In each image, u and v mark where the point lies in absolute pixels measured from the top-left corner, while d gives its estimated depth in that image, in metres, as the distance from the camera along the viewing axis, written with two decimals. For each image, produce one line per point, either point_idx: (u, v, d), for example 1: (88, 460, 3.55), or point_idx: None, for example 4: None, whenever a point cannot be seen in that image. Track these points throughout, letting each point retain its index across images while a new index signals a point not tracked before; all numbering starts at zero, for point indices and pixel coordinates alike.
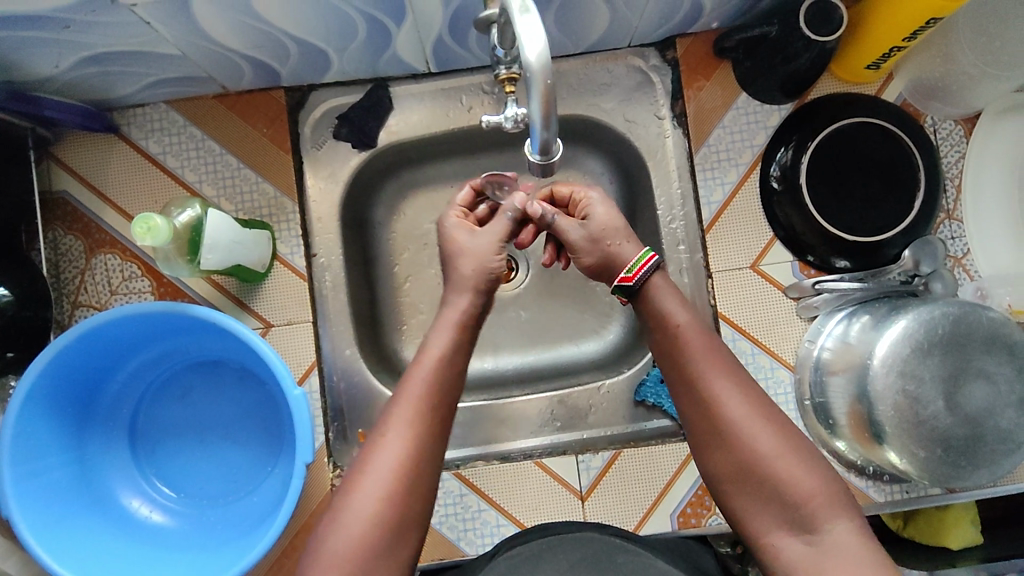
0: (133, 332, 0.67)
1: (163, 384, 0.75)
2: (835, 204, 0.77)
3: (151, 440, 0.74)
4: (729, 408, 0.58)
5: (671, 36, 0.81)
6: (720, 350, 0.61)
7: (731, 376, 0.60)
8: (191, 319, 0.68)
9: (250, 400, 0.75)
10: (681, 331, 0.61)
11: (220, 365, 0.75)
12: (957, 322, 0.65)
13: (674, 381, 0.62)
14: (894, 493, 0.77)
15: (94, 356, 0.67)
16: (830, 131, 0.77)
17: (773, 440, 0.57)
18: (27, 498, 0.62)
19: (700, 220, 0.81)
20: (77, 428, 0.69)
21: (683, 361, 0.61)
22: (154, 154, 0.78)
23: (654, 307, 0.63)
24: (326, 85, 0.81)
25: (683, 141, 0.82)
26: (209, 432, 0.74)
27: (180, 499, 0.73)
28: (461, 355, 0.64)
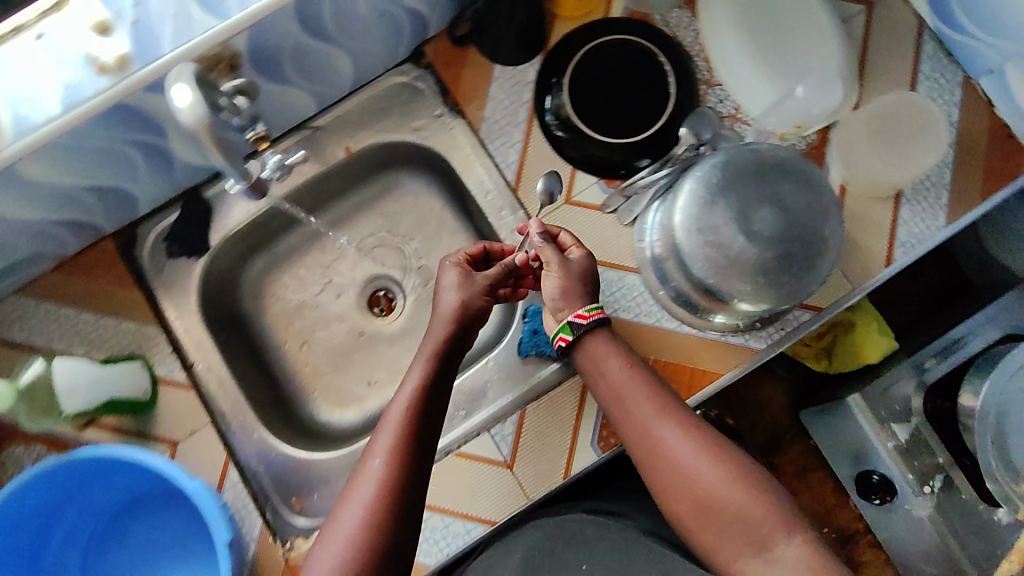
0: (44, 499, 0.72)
1: (101, 533, 0.79)
2: (607, 125, 0.87)
3: None
4: (677, 447, 0.67)
5: (417, 45, 0.89)
6: (661, 397, 0.70)
7: (676, 420, 0.69)
8: (83, 474, 0.72)
9: (182, 516, 0.79)
10: (625, 379, 0.71)
11: (145, 497, 0.79)
12: (725, 167, 0.74)
13: (627, 436, 0.70)
14: (772, 335, 0.83)
15: (15, 536, 0.72)
16: (574, 66, 0.88)
17: (721, 475, 0.65)
18: None
19: (509, 183, 0.88)
20: None
21: (632, 411, 0.70)
22: (19, 339, 0.83)
23: (588, 362, 0.74)
24: (147, 216, 0.87)
25: (467, 126, 0.90)
26: (152, 566, 0.78)
27: None
28: (434, 389, 0.69)
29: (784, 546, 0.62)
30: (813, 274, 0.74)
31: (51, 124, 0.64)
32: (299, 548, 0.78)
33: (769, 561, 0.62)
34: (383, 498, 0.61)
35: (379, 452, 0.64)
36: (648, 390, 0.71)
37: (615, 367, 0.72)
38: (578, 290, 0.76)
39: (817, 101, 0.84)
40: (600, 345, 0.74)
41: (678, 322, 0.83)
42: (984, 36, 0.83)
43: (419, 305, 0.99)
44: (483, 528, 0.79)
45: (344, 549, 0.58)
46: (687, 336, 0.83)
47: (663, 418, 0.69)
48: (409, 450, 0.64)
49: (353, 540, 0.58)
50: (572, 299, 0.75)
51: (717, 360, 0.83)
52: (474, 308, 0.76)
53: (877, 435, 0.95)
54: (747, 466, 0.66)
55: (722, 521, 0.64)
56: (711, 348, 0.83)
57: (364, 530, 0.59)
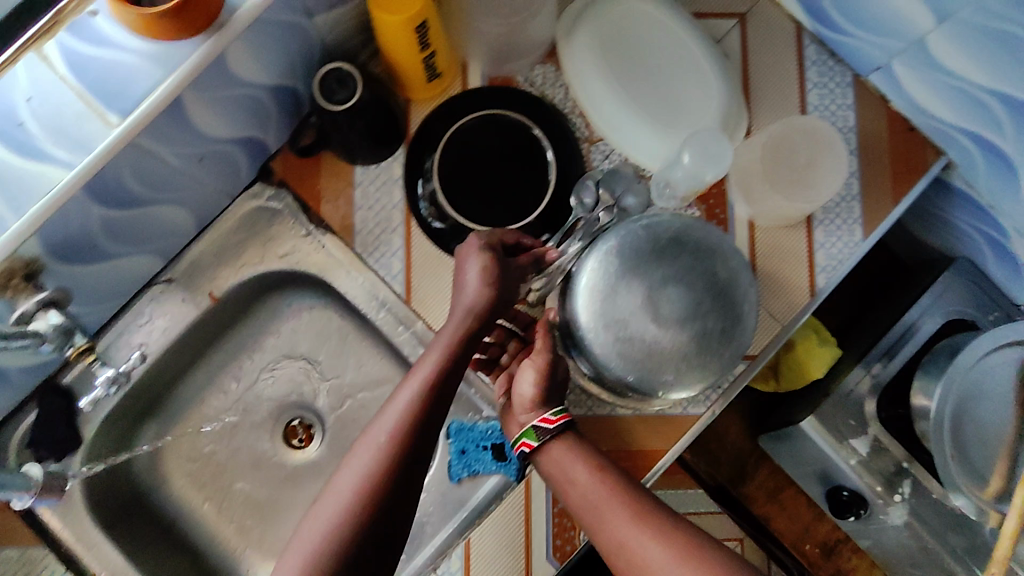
0: None
1: None
2: (488, 212, 0.78)
3: None
4: (655, 559, 0.60)
5: (263, 164, 0.80)
6: (635, 504, 0.64)
7: (652, 529, 0.62)
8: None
9: None
10: (592, 487, 0.66)
11: None
12: (620, 250, 0.67)
13: (604, 550, 0.64)
14: (712, 397, 0.78)
15: None
16: (443, 147, 0.79)
17: None
18: None
19: (399, 295, 0.80)
20: None
21: (605, 523, 0.64)
22: None
23: (555, 472, 0.69)
24: (3, 422, 0.78)
25: (338, 241, 0.81)
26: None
27: None
28: (444, 386, 0.63)
29: None
30: (735, 343, 0.68)
31: None
32: None
33: None
34: (356, 503, 0.58)
35: (379, 439, 0.61)
36: (619, 496, 0.65)
37: (583, 474, 0.67)
38: (553, 392, 0.72)
39: (702, 164, 0.73)
40: (565, 450, 0.69)
41: (613, 406, 0.78)
42: (859, 32, 0.77)
43: (340, 430, 0.89)
44: None
45: (311, 547, 0.56)
46: (624, 418, 0.78)
47: (637, 527, 0.62)
48: (395, 465, 0.59)
49: (320, 541, 0.56)
50: (547, 399, 0.71)
51: (660, 435, 0.78)
52: (494, 304, 0.67)
53: (839, 454, 0.90)
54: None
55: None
56: (650, 424, 0.78)
57: (329, 534, 0.56)
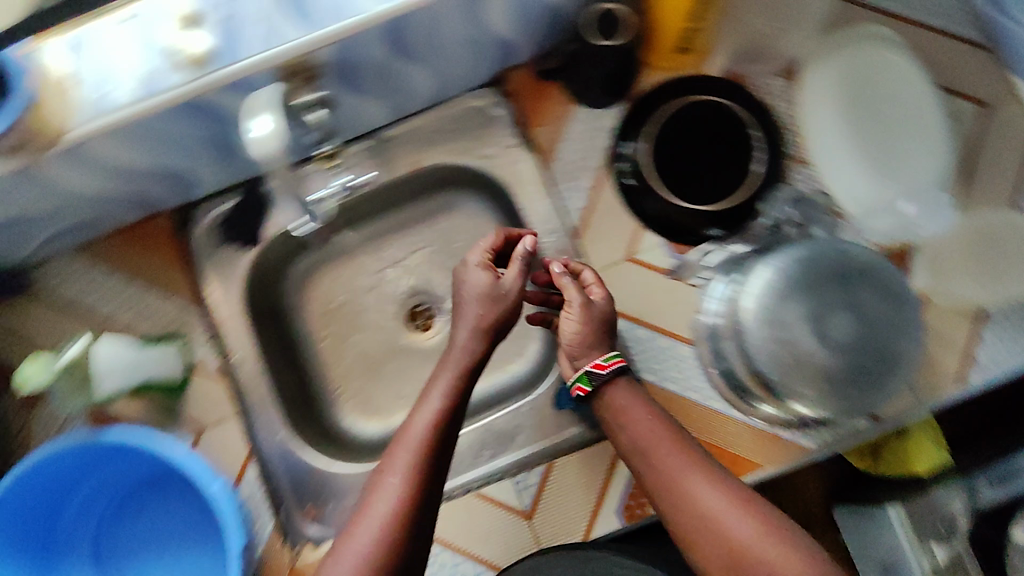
0: (65, 471, 0.73)
1: (118, 508, 0.80)
2: (681, 187, 0.83)
3: (115, 559, 0.80)
4: (706, 500, 0.59)
5: (500, 72, 0.87)
6: (687, 447, 0.63)
7: (705, 470, 0.61)
8: (57, 474, 0.72)
9: (198, 505, 0.80)
10: (651, 429, 0.64)
11: (165, 481, 0.80)
12: (808, 261, 0.69)
13: (653, 491, 0.62)
14: (823, 436, 0.79)
15: (40, 498, 0.72)
16: (664, 118, 0.84)
17: (753, 529, 0.57)
18: None
19: (572, 227, 0.85)
20: (42, 560, 0.76)
21: (658, 464, 0.63)
22: (74, 297, 0.87)
23: (610, 413, 0.67)
24: (207, 198, 0.88)
25: (536, 162, 0.86)
26: (169, 544, 0.80)
27: None
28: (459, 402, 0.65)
29: None
30: (878, 391, 0.70)
31: (124, 110, 0.63)
32: (305, 555, 0.81)
33: None
34: (399, 517, 0.57)
35: (400, 464, 0.60)
36: (673, 439, 0.64)
37: (640, 415, 0.66)
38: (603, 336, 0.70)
39: (927, 221, 0.80)
40: (627, 391, 0.68)
41: (726, 404, 0.79)
42: None
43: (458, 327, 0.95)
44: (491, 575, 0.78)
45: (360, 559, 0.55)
46: (733, 420, 0.79)
47: (690, 467, 0.61)
48: (423, 478, 0.60)
49: (368, 550, 0.56)
50: (595, 345, 0.69)
51: (761, 451, 0.79)
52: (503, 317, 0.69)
53: (913, 551, 0.89)
54: (778, 517, 0.59)
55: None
56: (754, 436, 0.79)
57: (376, 543, 0.56)
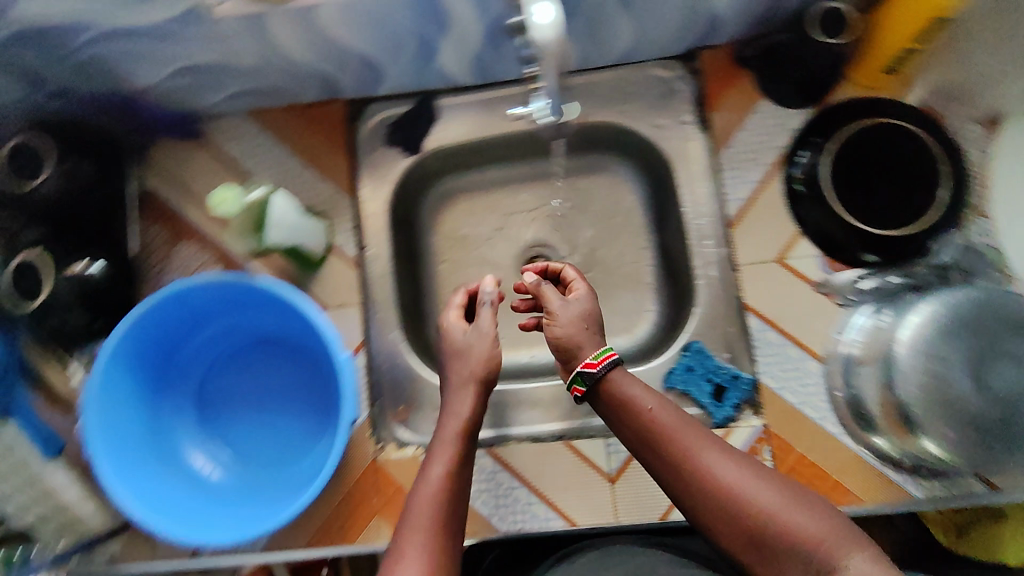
0: (204, 304, 0.78)
1: (230, 355, 0.85)
2: (851, 206, 0.80)
3: (213, 406, 0.84)
4: (721, 473, 0.56)
5: (695, 48, 0.87)
6: (694, 425, 0.61)
7: (718, 445, 0.59)
8: (196, 301, 0.77)
9: (305, 373, 0.84)
10: (657, 413, 0.61)
11: (277, 342, 0.85)
12: (981, 304, 0.70)
13: (663, 477, 0.59)
14: (935, 490, 0.74)
15: (167, 323, 0.77)
16: (846, 136, 0.81)
17: (774, 497, 0.55)
18: (113, 411, 0.73)
19: (726, 216, 0.83)
20: (155, 389, 0.80)
21: (665, 447, 0.60)
22: (233, 156, 0.91)
23: (607, 396, 0.64)
24: (381, 98, 0.91)
25: (707, 144, 0.85)
26: (269, 400, 0.84)
27: (235, 458, 0.82)
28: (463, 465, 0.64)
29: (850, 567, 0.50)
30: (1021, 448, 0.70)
31: None
32: (387, 453, 0.84)
33: None
34: None
35: (417, 545, 0.57)
36: (678, 418, 0.61)
37: (644, 399, 0.62)
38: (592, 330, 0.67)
39: None
40: (627, 377, 0.65)
41: (840, 430, 0.77)
42: None
43: None
44: (561, 523, 0.79)
45: None
46: (843, 447, 0.76)
47: (704, 443, 0.58)
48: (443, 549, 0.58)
49: None
50: (585, 345, 0.66)
51: (863, 485, 0.76)
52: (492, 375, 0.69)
53: None
54: (793, 482, 0.57)
55: (783, 558, 0.52)
56: (861, 469, 0.76)
57: None
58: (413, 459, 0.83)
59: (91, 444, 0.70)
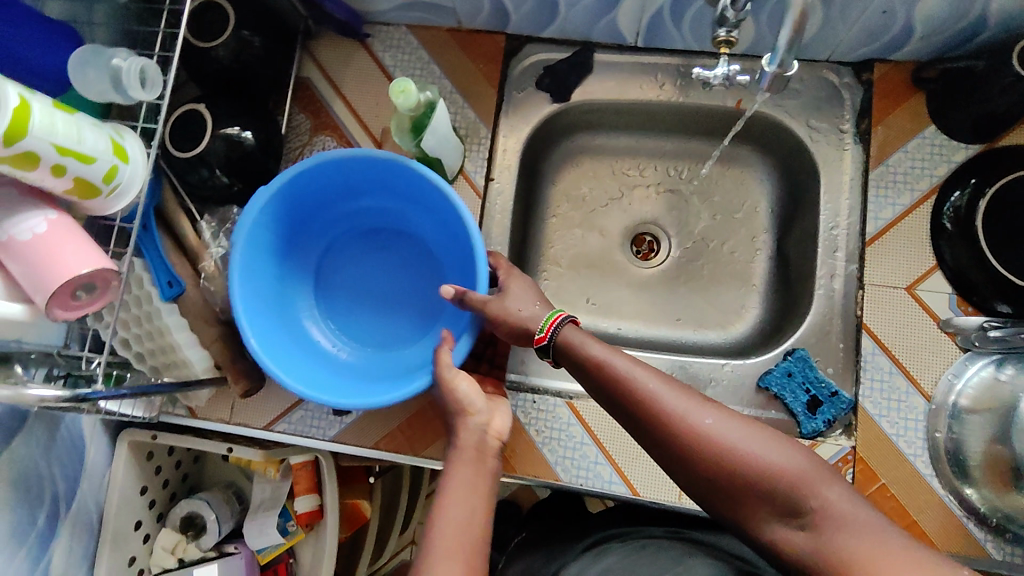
0: (356, 180, 0.82)
1: (355, 238, 0.90)
2: (1000, 249, 0.76)
3: (329, 282, 0.89)
4: (678, 416, 0.57)
5: (871, 59, 0.85)
6: (648, 371, 0.62)
7: (674, 387, 0.60)
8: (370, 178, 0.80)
9: (421, 273, 0.89)
10: (613, 363, 0.63)
11: (403, 237, 0.89)
12: None
13: (630, 423, 0.61)
14: (1015, 556, 0.71)
15: (317, 189, 0.81)
16: (1012, 178, 0.77)
17: (733, 433, 0.56)
18: (256, 254, 0.77)
19: (863, 233, 0.82)
20: (288, 247, 0.84)
21: (624, 393, 0.61)
22: (387, 65, 0.92)
23: (574, 353, 0.66)
24: (542, 40, 0.92)
25: (861, 157, 0.84)
26: (380, 291, 0.89)
27: (340, 333, 0.87)
28: (474, 491, 0.62)
29: (820, 504, 0.52)
30: None
31: None
32: None
33: (809, 525, 0.52)
34: None
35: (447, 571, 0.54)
36: (630, 364, 0.62)
37: (599, 352, 0.64)
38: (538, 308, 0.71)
39: None
40: (579, 335, 0.67)
41: (930, 472, 0.74)
42: None
43: (681, 266, 0.95)
44: (623, 490, 0.79)
45: None
46: (932, 492, 0.73)
47: (657, 387, 0.60)
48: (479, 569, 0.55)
49: None
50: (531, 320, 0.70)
51: (945, 534, 0.72)
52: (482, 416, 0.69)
53: None
54: (753, 420, 0.58)
55: (754, 499, 0.54)
56: (946, 519, 0.73)
57: None
58: None
59: (233, 272, 0.73)
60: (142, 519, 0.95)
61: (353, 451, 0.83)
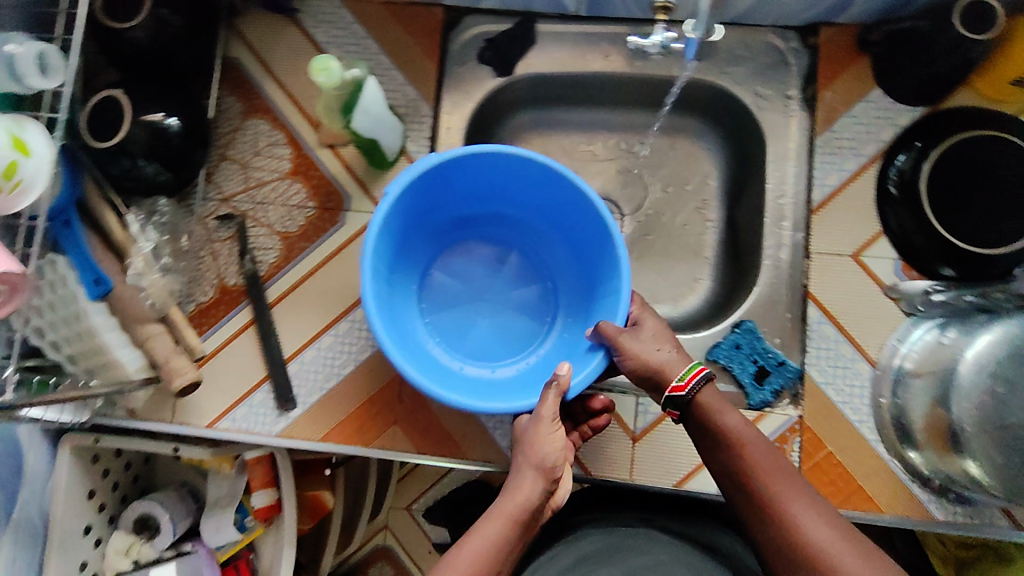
0: (523, 192, 0.80)
1: (459, 247, 0.89)
2: (945, 214, 0.77)
3: (432, 287, 0.87)
4: (807, 527, 0.57)
5: (816, 22, 0.83)
6: (785, 469, 0.61)
7: (810, 493, 0.59)
8: (525, 187, 0.79)
9: (530, 290, 0.89)
10: (749, 448, 0.63)
11: (517, 252, 0.89)
12: None
13: (748, 509, 0.61)
14: (957, 515, 0.73)
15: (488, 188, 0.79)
16: (957, 140, 0.77)
17: (863, 564, 0.54)
18: (388, 240, 0.73)
19: (809, 201, 0.81)
20: (410, 241, 0.81)
21: (754, 483, 0.61)
22: (320, 42, 0.88)
23: (708, 420, 0.66)
24: (481, 12, 0.89)
25: (807, 123, 0.82)
26: (484, 299, 0.88)
27: (444, 340, 0.85)
28: (504, 549, 0.60)
29: None
30: None
31: None
32: None
33: None
34: None
35: None
36: (772, 459, 0.62)
37: (736, 428, 0.64)
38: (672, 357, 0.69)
39: None
40: (715, 404, 0.66)
41: (876, 438, 0.75)
42: None
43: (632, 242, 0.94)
44: (575, 470, 0.78)
45: None
46: (878, 457, 0.74)
47: (791, 488, 0.60)
48: None
49: None
50: (667, 368, 0.68)
51: (889, 497, 0.74)
52: (555, 475, 0.64)
53: None
54: (883, 554, 0.56)
55: None
56: (892, 483, 0.74)
57: None
58: None
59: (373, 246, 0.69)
60: (91, 523, 0.92)
61: (302, 446, 0.78)
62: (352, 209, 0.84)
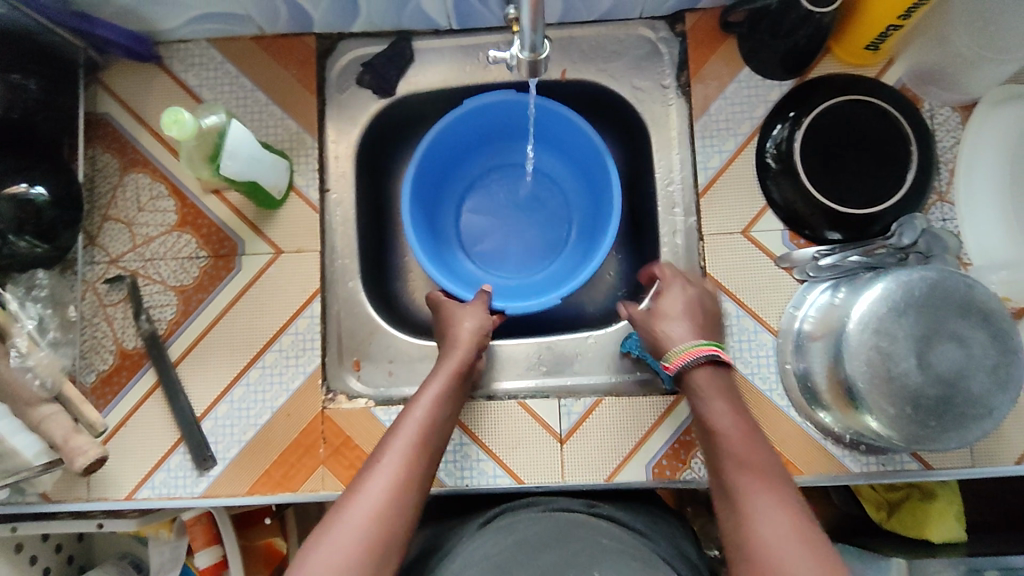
0: (547, 128, 0.90)
1: (504, 173, 0.99)
2: (824, 180, 0.79)
3: (471, 199, 0.98)
4: (757, 518, 0.59)
5: (681, 10, 0.85)
6: (761, 457, 0.64)
7: (773, 479, 0.62)
8: (553, 126, 0.89)
9: (553, 217, 0.98)
10: (729, 435, 0.66)
11: (553, 184, 0.98)
12: (934, 286, 0.68)
13: (720, 495, 0.64)
14: (870, 465, 0.77)
15: (515, 115, 0.88)
16: (826, 106, 0.80)
17: (798, 553, 0.56)
18: (435, 169, 0.91)
19: (696, 185, 0.84)
20: (456, 167, 0.96)
21: (728, 473, 0.64)
22: (191, 84, 0.85)
23: (696, 407, 0.69)
24: (355, 35, 0.87)
25: (685, 110, 0.86)
26: (517, 220, 0.98)
27: (471, 243, 0.97)
28: (449, 401, 0.70)
29: None
30: (958, 432, 0.68)
31: None
32: (338, 403, 0.81)
33: None
34: (389, 508, 0.59)
35: (386, 475, 0.61)
36: (749, 451, 0.65)
37: (725, 417, 0.67)
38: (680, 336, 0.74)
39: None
40: (707, 389, 0.69)
41: (787, 404, 0.79)
42: None
43: None
44: (508, 481, 0.79)
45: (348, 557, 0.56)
46: (790, 421, 0.78)
47: (756, 477, 0.62)
48: (414, 470, 0.63)
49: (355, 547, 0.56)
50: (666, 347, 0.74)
51: (805, 457, 0.78)
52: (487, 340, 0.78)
53: None
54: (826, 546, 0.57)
55: None
56: (805, 444, 0.78)
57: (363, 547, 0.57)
58: (364, 409, 0.80)
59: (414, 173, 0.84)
60: None
61: (230, 502, 0.77)
62: (246, 252, 0.82)
